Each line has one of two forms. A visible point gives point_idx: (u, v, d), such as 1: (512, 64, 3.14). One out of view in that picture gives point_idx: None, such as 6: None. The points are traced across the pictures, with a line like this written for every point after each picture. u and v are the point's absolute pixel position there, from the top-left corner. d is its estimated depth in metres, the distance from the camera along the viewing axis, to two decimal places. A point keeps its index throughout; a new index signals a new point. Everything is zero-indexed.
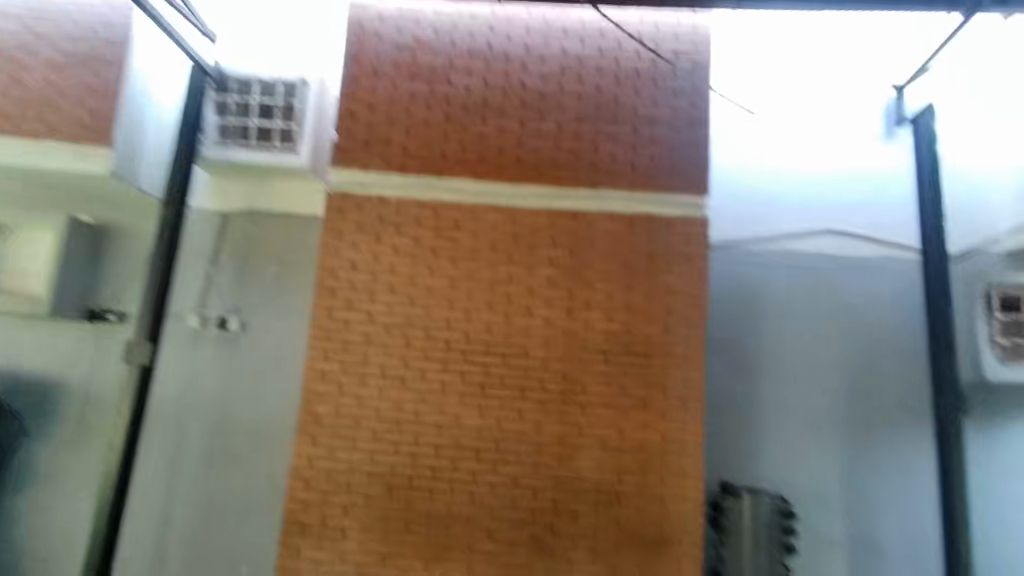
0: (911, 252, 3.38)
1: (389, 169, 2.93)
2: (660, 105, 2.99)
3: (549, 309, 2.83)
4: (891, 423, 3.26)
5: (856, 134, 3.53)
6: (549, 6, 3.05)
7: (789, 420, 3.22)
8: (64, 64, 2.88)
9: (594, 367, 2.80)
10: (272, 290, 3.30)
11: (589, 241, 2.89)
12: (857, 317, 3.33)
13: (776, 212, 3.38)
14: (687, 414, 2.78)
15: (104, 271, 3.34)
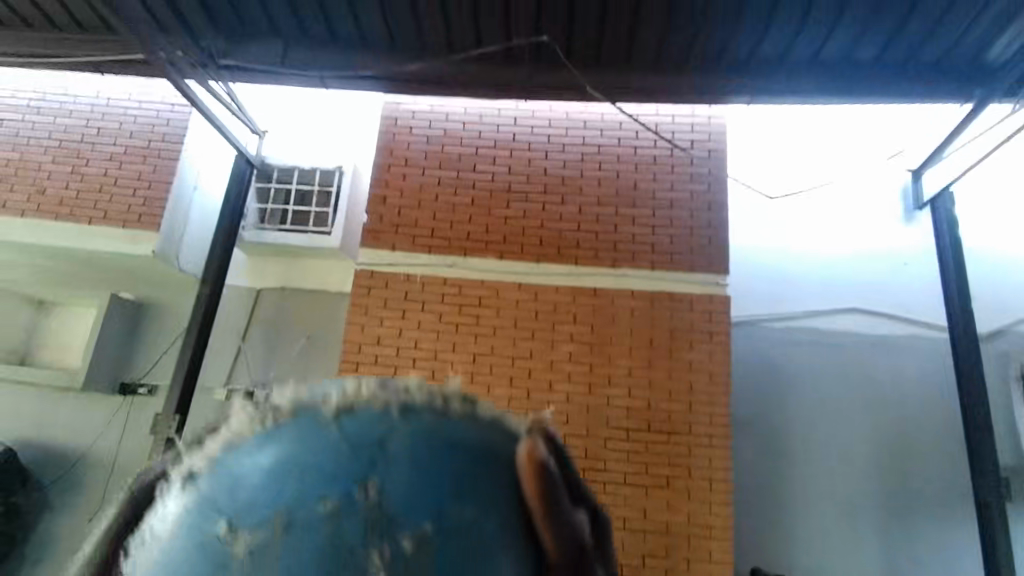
0: (937, 328, 3.40)
1: (413, 249, 3.13)
2: (676, 189, 3.19)
3: (569, 384, 2.92)
4: (932, 511, 3.14)
5: (873, 220, 3.60)
6: (571, 104, 3.37)
7: (823, 503, 3.12)
8: (128, 154, 3.20)
9: (614, 442, 2.84)
10: (301, 365, 3.46)
11: (610, 315, 3.02)
12: (886, 397, 3.30)
13: (797, 291, 3.43)
14: (716, 494, 2.75)
15: (141, 345, 3.52)
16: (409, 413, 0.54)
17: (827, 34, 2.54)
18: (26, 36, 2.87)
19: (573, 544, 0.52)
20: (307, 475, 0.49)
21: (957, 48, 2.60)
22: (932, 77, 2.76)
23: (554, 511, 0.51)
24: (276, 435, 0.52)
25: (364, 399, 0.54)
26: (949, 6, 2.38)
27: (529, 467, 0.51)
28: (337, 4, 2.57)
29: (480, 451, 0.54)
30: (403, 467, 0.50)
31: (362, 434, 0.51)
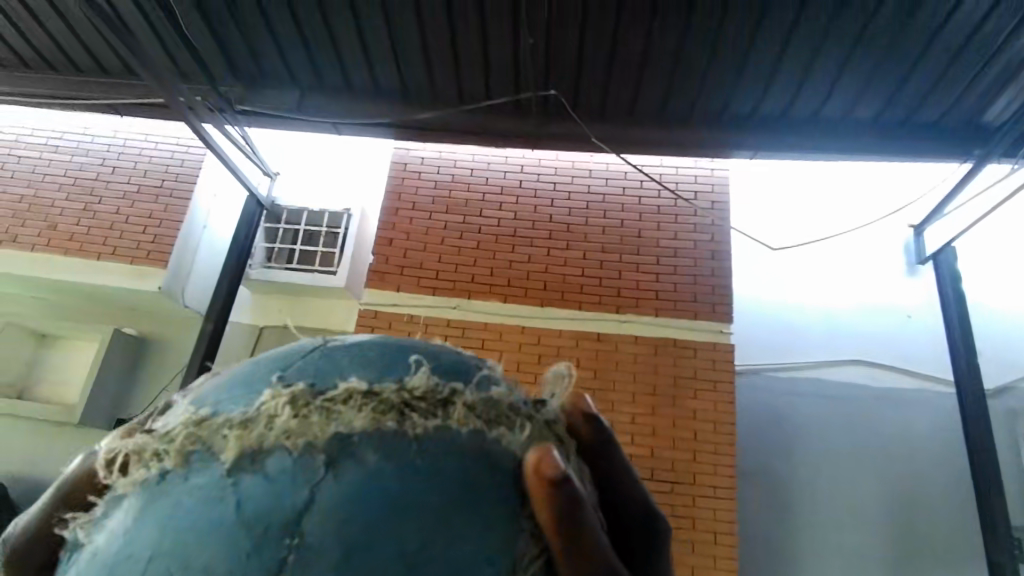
0: (948, 385, 3.36)
1: (416, 291, 3.15)
2: (679, 237, 3.24)
3: None
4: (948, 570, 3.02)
5: (877, 273, 3.61)
6: (577, 154, 3.47)
7: (834, 560, 3.00)
8: (141, 191, 3.26)
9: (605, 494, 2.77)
10: None
11: (611, 361, 3.01)
12: (894, 452, 3.23)
13: (802, 342, 3.40)
14: (722, 549, 2.67)
15: (140, 381, 3.49)
16: (335, 460, 0.51)
17: (826, 94, 2.64)
18: (50, 77, 2.96)
19: (597, 559, 0.50)
20: (203, 570, 0.46)
21: (951, 110, 2.69)
22: (927, 135, 2.84)
23: (580, 534, 0.50)
24: (178, 492, 0.51)
25: (283, 441, 0.52)
26: (947, 66, 2.47)
27: (542, 485, 0.50)
28: (354, 55, 2.67)
29: (424, 504, 0.50)
30: (322, 551, 0.46)
31: (269, 506, 0.48)
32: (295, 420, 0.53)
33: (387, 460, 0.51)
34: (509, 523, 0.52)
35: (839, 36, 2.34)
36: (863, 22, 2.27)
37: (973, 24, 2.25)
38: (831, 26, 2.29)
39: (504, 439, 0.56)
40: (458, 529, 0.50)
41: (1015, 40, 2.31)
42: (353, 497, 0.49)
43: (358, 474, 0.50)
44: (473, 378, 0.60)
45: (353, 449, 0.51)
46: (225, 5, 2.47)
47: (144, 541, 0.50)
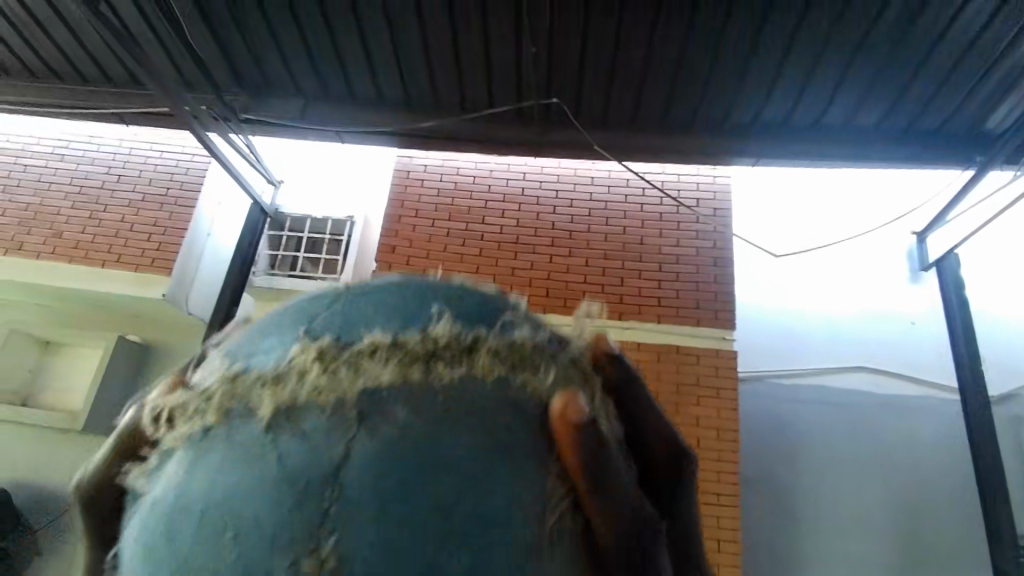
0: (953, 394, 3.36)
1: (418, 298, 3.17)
2: (681, 244, 3.26)
3: None
4: None
5: (880, 279, 3.61)
6: (579, 161, 3.50)
7: (840, 567, 2.98)
8: (147, 199, 3.29)
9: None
10: None
11: None
12: (898, 458, 3.20)
13: (803, 347, 3.40)
14: (725, 556, 2.67)
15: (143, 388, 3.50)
16: (367, 414, 0.53)
17: (827, 103, 2.66)
18: (57, 87, 3.01)
19: (623, 498, 0.55)
20: (253, 523, 0.49)
21: (953, 116, 2.71)
22: (927, 141, 2.86)
23: (608, 484, 0.54)
24: (221, 448, 0.54)
25: (316, 397, 0.54)
26: (949, 74, 2.50)
27: (569, 433, 0.54)
28: (358, 64, 2.70)
29: (456, 458, 0.51)
30: (362, 505, 0.49)
31: (307, 463, 0.50)
32: (326, 376, 0.55)
33: (416, 418, 0.53)
34: (537, 472, 0.54)
35: (840, 42, 2.36)
36: (865, 28, 2.30)
37: (974, 30, 2.28)
38: (832, 32, 2.32)
39: (529, 385, 0.58)
40: (489, 482, 0.52)
41: (1016, 47, 2.35)
42: (387, 452, 0.50)
43: (391, 431, 0.52)
44: (495, 323, 0.62)
45: (384, 404, 0.53)
46: (229, 11, 2.50)
47: (190, 496, 0.52)
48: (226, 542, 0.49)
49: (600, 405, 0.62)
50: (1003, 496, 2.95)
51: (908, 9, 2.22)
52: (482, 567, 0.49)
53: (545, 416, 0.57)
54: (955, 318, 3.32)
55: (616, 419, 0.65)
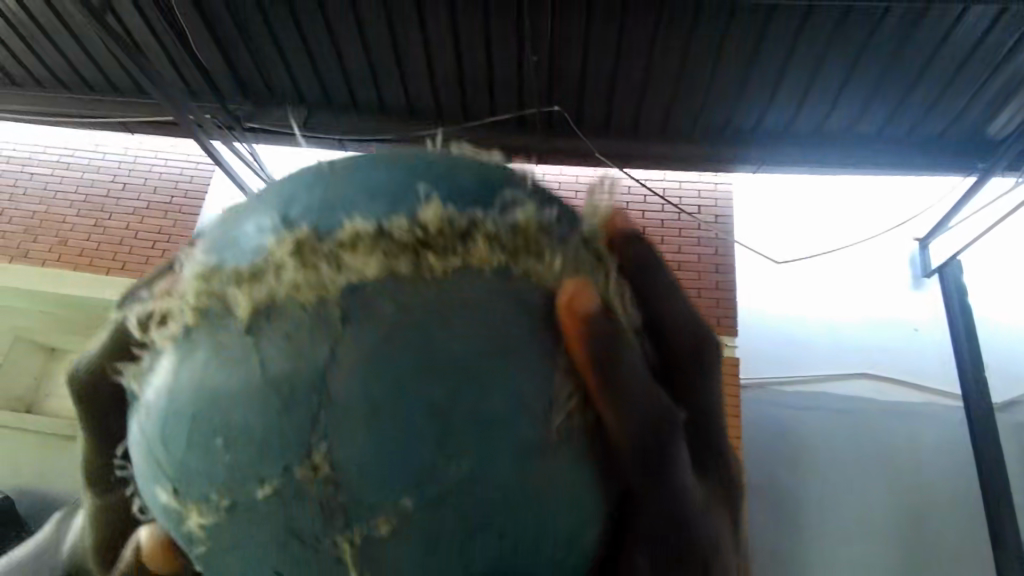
0: (954, 400, 3.31)
1: None
2: (683, 252, 3.28)
3: None
4: None
5: (882, 286, 3.58)
6: (581, 170, 3.53)
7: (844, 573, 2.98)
8: (151, 207, 3.33)
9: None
10: None
11: None
12: (900, 460, 3.20)
13: (805, 354, 3.38)
14: None
15: None
16: (349, 316, 0.52)
17: (829, 109, 2.66)
18: (62, 97, 3.06)
19: (633, 396, 0.56)
20: (244, 430, 0.52)
21: (955, 122, 2.71)
22: (932, 149, 2.84)
23: (618, 379, 0.55)
24: (205, 346, 0.55)
25: (296, 296, 0.54)
26: (953, 78, 2.51)
27: (579, 323, 0.55)
28: (360, 72, 2.73)
29: (444, 364, 0.51)
30: (348, 409, 0.51)
31: (290, 370, 0.52)
32: (304, 274, 0.54)
33: (399, 324, 0.52)
34: (540, 374, 0.55)
35: (843, 46, 2.38)
36: (869, 32, 2.32)
37: (976, 35, 2.32)
38: (835, 34, 2.34)
39: (530, 272, 0.58)
40: (478, 390, 0.52)
41: (1019, 52, 2.37)
42: (371, 359, 0.51)
43: (377, 336, 0.52)
44: (493, 204, 0.60)
45: (369, 298, 0.53)
46: (232, 16, 2.55)
47: (181, 399, 0.55)
48: (219, 447, 0.53)
49: (615, 298, 0.62)
50: (1007, 501, 2.96)
51: (913, 12, 2.23)
52: (481, 474, 0.51)
53: (552, 303, 0.58)
54: (956, 323, 3.36)
55: (634, 311, 0.65)
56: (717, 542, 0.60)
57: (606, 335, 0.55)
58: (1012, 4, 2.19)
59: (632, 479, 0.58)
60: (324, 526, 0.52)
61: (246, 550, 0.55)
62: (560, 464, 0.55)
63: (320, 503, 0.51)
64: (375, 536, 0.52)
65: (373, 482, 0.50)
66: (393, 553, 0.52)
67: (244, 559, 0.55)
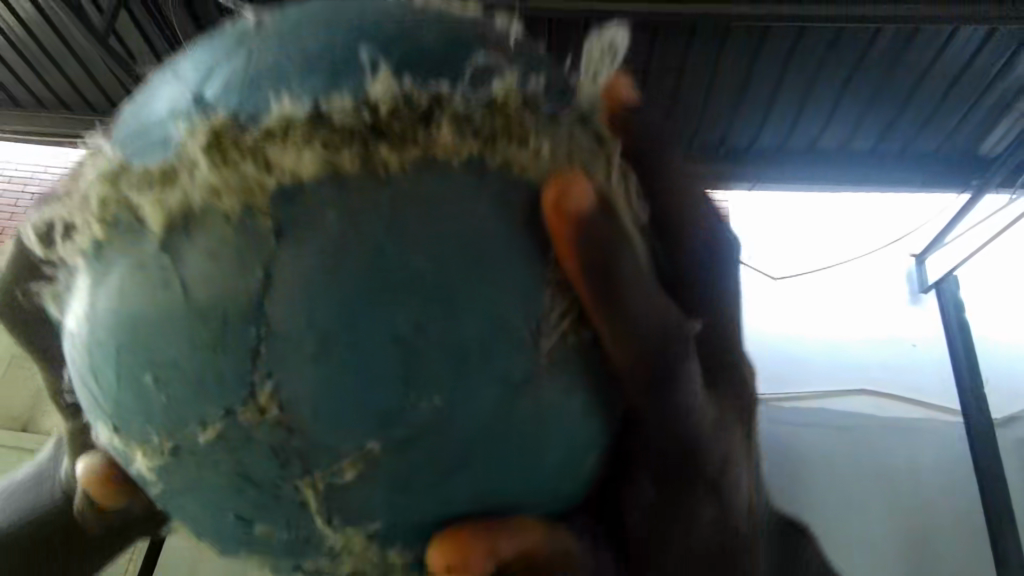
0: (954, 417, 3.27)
1: None
2: None
3: None
4: None
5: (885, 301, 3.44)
6: None
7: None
8: None
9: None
10: None
11: None
12: (900, 482, 3.13)
13: (803, 371, 3.20)
14: None
15: None
16: (286, 229, 0.50)
17: (819, 129, 2.66)
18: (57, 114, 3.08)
19: (630, 305, 0.56)
20: (171, 364, 0.53)
21: (949, 140, 2.73)
22: (927, 164, 2.83)
23: (611, 284, 0.54)
24: (120, 265, 0.55)
25: (218, 203, 0.51)
26: (944, 95, 2.55)
27: (574, 228, 0.53)
28: None
29: (397, 291, 0.49)
30: (293, 339, 0.50)
31: (216, 295, 0.51)
32: (221, 177, 0.50)
33: (349, 238, 0.49)
34: (518, 318, 0.53)
35: (835, 67, 2.43)
36: (860, 53, 2.38)
37: (962, 62, 2.40)
38: (826, 57, 2.40)
39: (508, 162, 0.53)
40: (449, 317, 0.50)
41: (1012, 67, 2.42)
42: (314, 276, 0.50)
43: (316, 255, 0.50)
44: (463, 77, 0.53)
45: (304, 203, 0.50)
46: None
47: (106, 332, 0.56)
48: (152, 385, 0.54)
49: (620, 192, 0.58)
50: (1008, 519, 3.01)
51: (905, 31, 2.28)
52: (457, 414, 0.52)
53: (536, 206, 0.54)
54: (955, 348, 3.32)
55: (641, 207, 0.62)
56: (715, 446, 0.65)
57: (605, 244, 0.53)
58: (999, 27, 2.24)
59: (634, 401, 0.60)
60: (282, 472, 0.53)
61: (202, 494, 0.57)
62: (533, 406, 0.54)
63: (273, 448, 0.52)
64: (335, 482, 0.53)
65: (332, 426, 0.51)
66: (365, 498, 0.54)
67: (200, 500, 0.58)
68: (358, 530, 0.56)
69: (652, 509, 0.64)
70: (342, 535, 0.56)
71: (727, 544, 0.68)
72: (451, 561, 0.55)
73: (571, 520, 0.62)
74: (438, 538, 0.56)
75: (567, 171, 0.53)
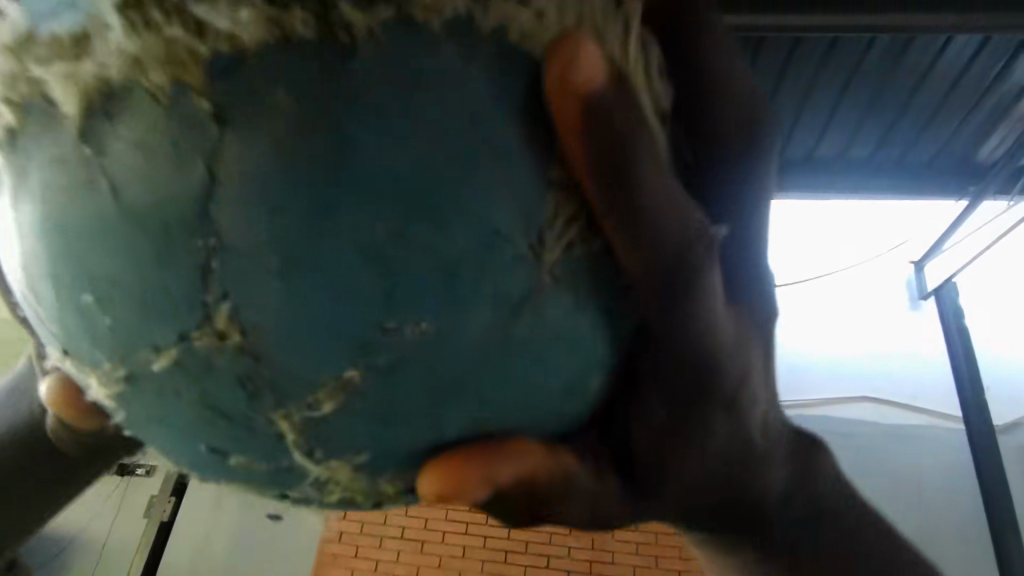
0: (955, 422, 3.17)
1: None
2: None
3: None
4: None
5: (888, 306, 3.41)
6: None
7: None
8: None
9: (623, 533, 2.59)
10: None
11: None
12: (907, 497, 3.06)
13: (803, 380, 3.19)
14: None
15: None
16: (228, 115, 0.33)
17: (816, 138, 2.23)
18: None
19: (646, 216, 0.38)
20: (109, 280, 0.37)
21: (949, 144, 2.29)
22: (922, 177, 2.42)
23: (623, 183, 0.37)
24: (33, 157, 0.37)
25: (139, 79, 0.33)
26: (936, 109, 2.13)
27: (583, 110, 0.36)
28: None
29: (376, 191, 0.33)
30: (250, 255, 0.34)
31: (147, 204, 0.34)
32: (138, 44, 0.33)
33: (320, 117, 0.33)
34: (520, 209, 0.37)
35: (831, 71, 2.00)
36: (857, 58, 1.95)
37: (958, 67, 1.98)
38: (823, 64, 1.98)
39: (502, 24, 0.35)
40: (436, 222, 0.35)
41: (1013, 70, 1.99)
42: (264, 175, 0.33)
43: (266, 145, 0.33)
44: None
45: (254, 71, 0.33)
46: None
47: (29, 248, 0.40)
48: (94, 308, 0.38)
49: (639, 74, 0.41)
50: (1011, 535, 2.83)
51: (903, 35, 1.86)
52: (494, 349, 0.38)
53: (537, 91, 0.37)
54: (959, 364, 3.12)
55: (663, 87, 0.44)
56: (747, 404, 0.50)
57: (609, 114, 0.36)
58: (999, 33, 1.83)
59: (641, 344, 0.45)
60: (251, 404, 0.38)
61: (168, 426, 0.41)
62: (534, 331, 0.39)
63: (241, 377, 0.38)
64: (314, 419, 0.39)
65: (301, 371, 0.37)
66: (349, 431, 0.39)
67: (168, 440, 0.43)
68: (344, 463, 0.41)
69: (661, 440, 0.47)
70: (326, 470, 0.42)
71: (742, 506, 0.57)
72: (448, 490, 0.41)
73: (572, 440, 0.46)
74: (430, 464, 0.42)
75: (561, 44, 0.36)
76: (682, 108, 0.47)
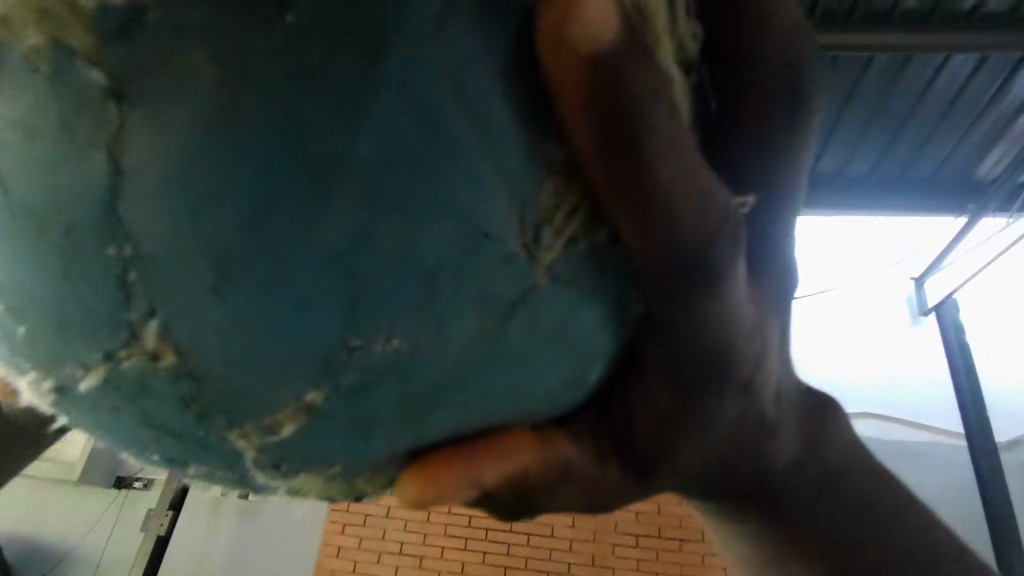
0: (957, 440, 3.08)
1: None
2: None
3: None
4: None
5: (894, 324, 3.36)
6: None
7: None
8: None
9: (623, 549, 2.58)
10: None
11: None
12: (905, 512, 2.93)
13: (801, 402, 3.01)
14: None
15: None
16: (126, 89, 0.26)
17: (818, 153, 2.22)
18: None
19: (660, 200, 0.31)
20: (19, 290, 0.31)
21: (946, 163, 2.30)
22: (918, 192, 2.44)
23: (631, 161, 0.30)
24: None
25: (11, 41, 0.26)
26: (934, 127, 2.15)
27: (589, 71, 0.28)
28: None
29: (333, 177, 0.27)
30: (175, 263, 0.28)
31: (44, 197, 0.28)
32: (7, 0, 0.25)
33: (257, 96, 0.26)
34: (512, 202, 0.31)
35: (833, 87, 2.00)
36: (857, 76, 1.97)
37: (956, 85, 2.00)
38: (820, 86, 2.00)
39: None
40: (410, 221, 0.28)
41: (1011, 87, 2.00)
42: (190, 143, 0.26)
43: (184, 114, 0.26)
44: None
45: (160, 30, 0.25)
46: None
47: None
48: (7, 319, 0.33)
49: (662, 13, 0.34)
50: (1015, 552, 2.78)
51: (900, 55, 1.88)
52: (489, 367, 0.34)
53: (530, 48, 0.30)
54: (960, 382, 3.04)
55: (689, 27, 0.38)
56: (760, 394, 0.44)
57: (622, 70, 0.28)
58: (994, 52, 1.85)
59: (645, 336, 0.39)
60: (200, 424, 0.33)
61: (114, 431, 0.36)
62: (529, 337, 0.34)
63: (183, 399, 0.32)
64: (272, 442, 0.34)
65: (245, 397, 0.31)
66: (318, 448, 0.35)
67: (118, 442, 0.38)
68: (314, 476, 0.37)
69: (664, 429, 0.42)
70: (297, 482, 0.38)
71: (752, 489, 0.52)
72: (425, 497, 0.37)
73: (569, 423, 0.42)
74: (407, 468, 0.38)
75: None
76: (713, 49, 0.44)
